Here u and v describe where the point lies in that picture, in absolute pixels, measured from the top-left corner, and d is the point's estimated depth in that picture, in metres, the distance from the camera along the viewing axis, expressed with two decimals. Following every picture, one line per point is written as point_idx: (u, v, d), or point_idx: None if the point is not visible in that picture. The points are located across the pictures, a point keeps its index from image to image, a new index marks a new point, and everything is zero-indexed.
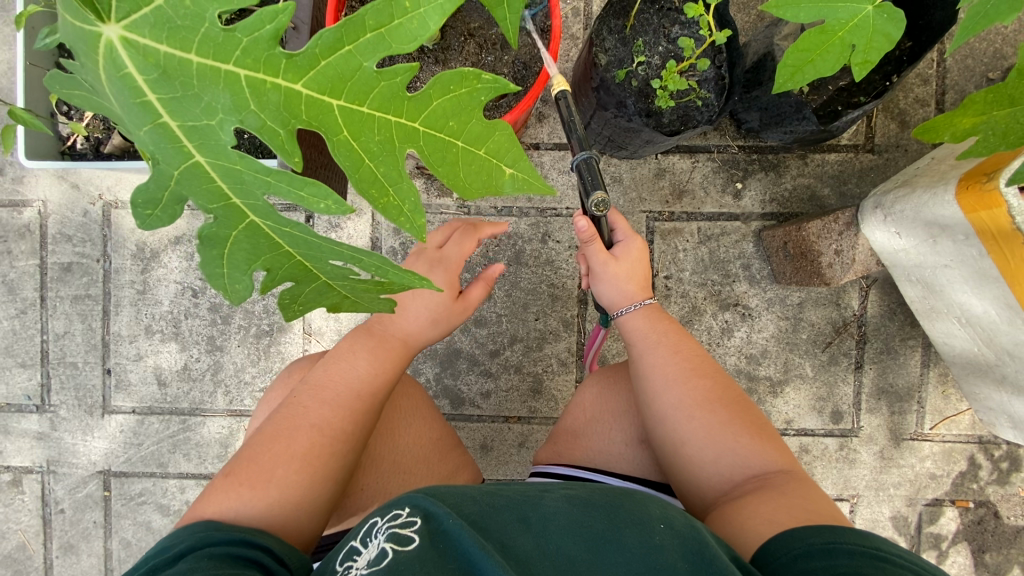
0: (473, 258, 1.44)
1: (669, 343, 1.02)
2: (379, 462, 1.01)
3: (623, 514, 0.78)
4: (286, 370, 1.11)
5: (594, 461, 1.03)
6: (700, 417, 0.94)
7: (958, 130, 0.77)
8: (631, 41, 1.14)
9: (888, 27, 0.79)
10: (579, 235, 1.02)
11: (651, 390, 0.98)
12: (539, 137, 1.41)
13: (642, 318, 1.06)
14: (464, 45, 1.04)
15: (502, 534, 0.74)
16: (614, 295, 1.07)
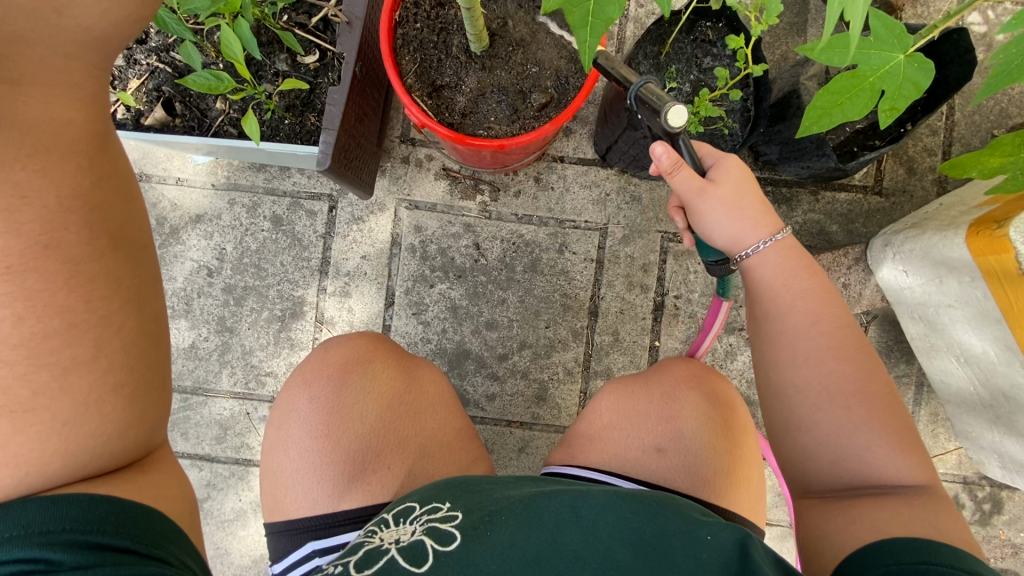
0: (491, 262, 1.46)
1: (818, 309, 0.91)
2: (404, 444, 1.04)
3: (667, 521, 0.79)
4: (318, 346, 1.12)
5: (609, 463, 1.04)
6: (830, 406, 0.86)
7: (986, 167, 0.83)
8: (664, 68, 1.20)
9: (918, 75, 0.85)
10: (662, 164, 0.91)
11: (786, 361, 0.90)
12: (564, 151, 1.46)
13: (789, 276, 0.93)
14: (511, 56, 1.05)
15: (552, 529, 0.79)
16: (728, 235, 0.95)
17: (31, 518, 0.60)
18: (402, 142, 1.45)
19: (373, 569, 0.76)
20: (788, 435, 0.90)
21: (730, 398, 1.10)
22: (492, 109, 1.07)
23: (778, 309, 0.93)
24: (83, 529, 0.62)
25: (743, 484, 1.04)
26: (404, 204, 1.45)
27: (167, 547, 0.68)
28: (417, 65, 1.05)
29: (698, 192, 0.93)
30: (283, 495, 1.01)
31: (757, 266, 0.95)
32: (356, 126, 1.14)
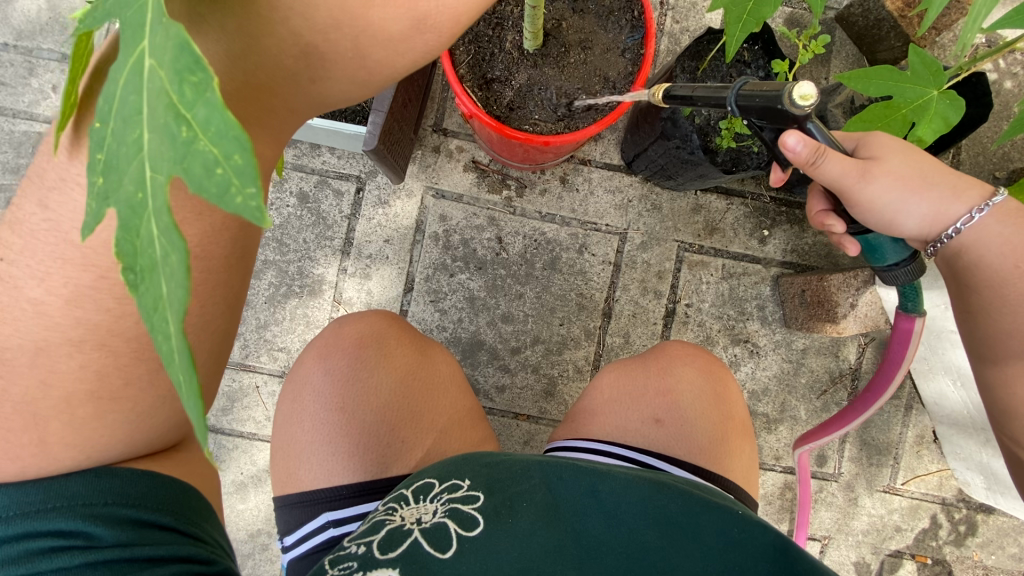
0: (511, 256, 1.49)
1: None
2: (418, 419, 1.04)
3: (691, 499, 0.82)
4: (338, 321, 1.10)
5: (610, 436, 1.02)
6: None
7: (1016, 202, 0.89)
8: (700, 83, 1.23)
9: (948, 112, 0.92)
10: (800, 159, 0.79)
11: (1018, 366, 0.92)
12: (592, 155, 1.49)
13: (1022, 256, 0.87)
14: (563, 56, 1.09)
15: (574, 515, 0.80)
16: (916, 215, 0.88)
17: (80, 494, 0.72)
18: (434, 132, 1.47)
19: (398, 554, 0.75)
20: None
21: (726, 374, 1.09)
22: (538, 105, 1.11)
23: (1009, 305, 0.90)
24: (125, 506, 0.73)
25: (739, 456, 1.03)
26: (431, 192, 1.47)
27: (199, 522, 0.80)
28: (469, 55, 1.09)
29: (862, 178, 0.85)
30: (297, 469, 1.01)
31: (977, 248, 0.89)
32: (401, 110, 1.19)
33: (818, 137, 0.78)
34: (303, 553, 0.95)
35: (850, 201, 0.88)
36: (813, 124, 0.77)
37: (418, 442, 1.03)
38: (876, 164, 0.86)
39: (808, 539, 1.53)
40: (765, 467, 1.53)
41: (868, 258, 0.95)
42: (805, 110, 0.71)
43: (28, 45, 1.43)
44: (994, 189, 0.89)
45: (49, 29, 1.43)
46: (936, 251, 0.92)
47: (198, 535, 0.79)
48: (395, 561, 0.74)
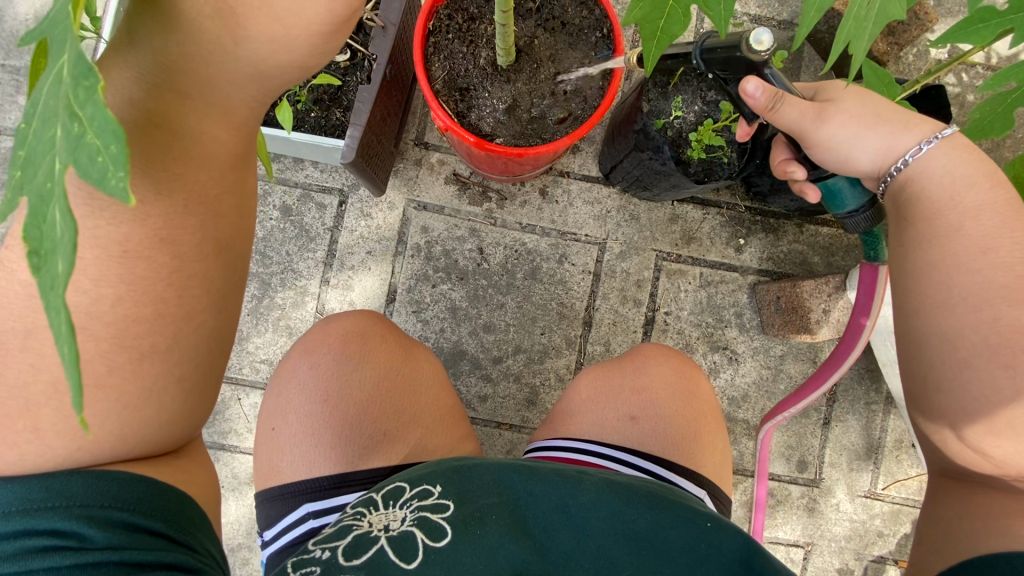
0: (492, 267, 1.51)
1: (992, 232, 0.73)
2: (401, 413, 1.05)
3: (662, 511, 0.82)
4: (326, 318, 1.11)
5: (588, 434, 1.04)
6: (985, 362, 0.70)
7: None
8: (672, 96, 1.28)
9: None
10: (753, 102, 0.86)
11: (937, 303, 0.74)
12: (570, 167, 1.53)
13: (958, 187, 0.77)
14: (534, 72, 1.13)
15: (542, 531, 0.79)
16: (872, 150, 0.84)
17: (75, 495, 0.63)
18: (415, 145, 1.50)
19: (362, 562, 0.74)
20: (932, 393, 0.76)
21: (699, 373, 1.11)
22: (511, 119, 1.15)
23: (940, 234, 0.75)
24: (116, 509, 0.64)
25: (713, 451, 1.05)
26: (413, 204, 1.50)
27: (191, 530, 0.71)
28: (444, 73, 1.13)
29: (819, 118, 0.85)
30: (278, 460, 1.01)
31: (920, 180, 0.79)
32: (381, 124, 1.22)
33: (773, 81, 0.85)
34: (280, 548, 0.94)
35: (808, 143, 0.88)
36: (771, 69, 0.84)
37: (399, 435, 1.03)
38: (831, 104, 0.86)
39: (791, 546, 1.54)
40: (747, 474, 1.54)
41: (830, 207, 0.98)
42: (761, 52, 0.79)
43: (15, 63, 1.46)
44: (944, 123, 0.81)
45: None
46: (886, 188, 0.84)
47: (187, 542, 0.70)
48: (359, 569, 0.73)
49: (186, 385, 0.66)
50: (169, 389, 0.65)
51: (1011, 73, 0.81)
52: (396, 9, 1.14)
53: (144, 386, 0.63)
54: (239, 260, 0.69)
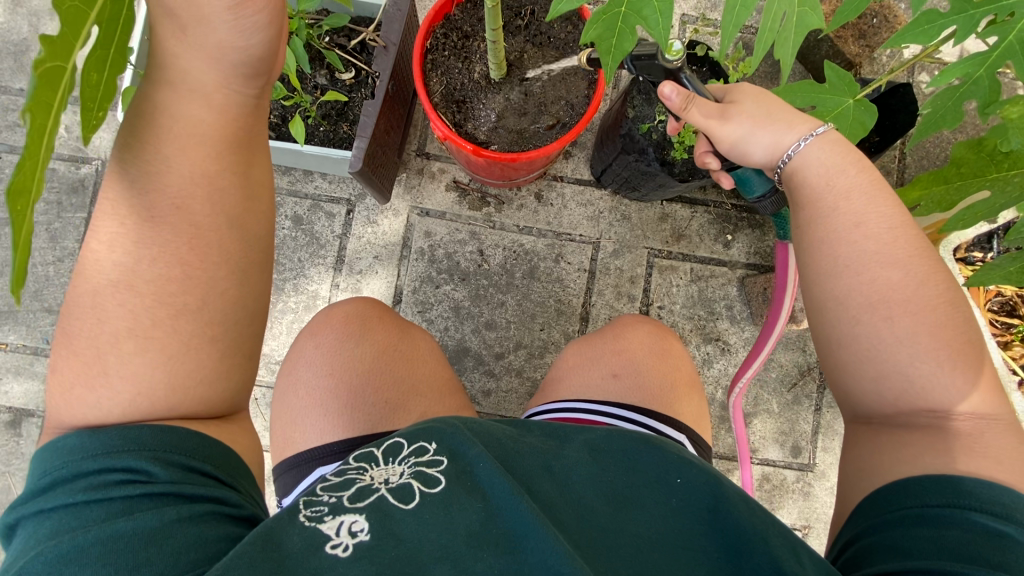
0: (492, 267, 1.59)
1: (864, 209, 0.83)
2: (400, 382, 1.14)
3: (638, 468, 0.86)
4: (331, 304, 1.22)
5: (575, 394, 1.20)
6: (870, 317, 0.80)
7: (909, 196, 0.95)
8: (655, 101, 1.34)
9: (865, 116, 1.04)
10: (671, 107, 0.97)
11: (826, 271, 0.84)
12: (564, 171, 1.62)
13: (833, 175, 0.87)
14: (523, 83, 1.23)
15: (528, 480, 0.82)
16: (762, 147, 0.94)
17: (145, 439, 0.71)
18: (417, 155, 1.60)
19: (366, 504, 0.77)
20: (834, 348, 0.84)
21: (672, 336, 1.30)
22: (503, 127, 1.24)
23: (822, 213, 0.86)
24: (178, 451, 0.72)
25: (688, 402, 1.20)
26: (416, 211, 1.59)
27: (236, 477, 0.79)
28: (441, 87, 1.23)
29: (722, 117, 0.97)
30: (293, 432, 1.10)
31: (802, 170, 0.90)
32: (383, 136, 1.31)
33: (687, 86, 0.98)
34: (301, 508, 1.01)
35: (716, 139, 1.00)
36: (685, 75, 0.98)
37: (402, 404, 1.11)
38: (733, 106, 0.97)
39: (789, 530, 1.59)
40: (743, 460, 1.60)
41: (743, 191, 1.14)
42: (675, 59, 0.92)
43: None
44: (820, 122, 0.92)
45: None
46: (780, 176, 0.95)
47: (234, 485, 0.78)
48: (363, 509, 0.76)
49: (220, 345, 0.78)
50: (205, 350, 0.77)
51: (957, 69, 0.90)
52: (395, 29, 1.24)
53: (182, 341, 0.75)
54: (252, 238, 0.81)
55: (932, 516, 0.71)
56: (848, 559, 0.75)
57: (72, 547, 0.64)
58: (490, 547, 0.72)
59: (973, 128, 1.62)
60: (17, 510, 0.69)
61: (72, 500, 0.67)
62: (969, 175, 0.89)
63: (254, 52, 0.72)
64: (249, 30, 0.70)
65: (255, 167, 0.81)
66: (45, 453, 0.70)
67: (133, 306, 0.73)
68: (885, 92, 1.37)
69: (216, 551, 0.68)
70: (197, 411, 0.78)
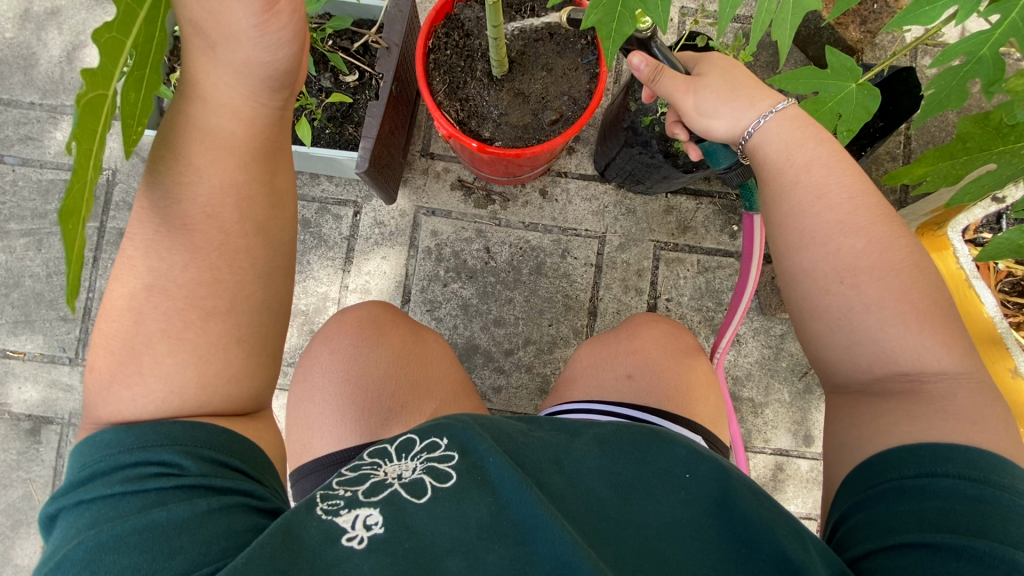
0: (499, 264, 1.60)
1: (823, 180, 0.85)
2: (416, 385, 1.15)
3: (647, 461, 0.86)
4: (343, 310, 1.23)
5: (590, 394, 1.20)
6: (838, 286, 0.81)
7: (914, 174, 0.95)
8: (656, 94, 1.34)
9: (867, 101, 1.04)
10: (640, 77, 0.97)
11: (794, 243, 0.85)
12: (567, 167, 1.62)
13: (794, 148, 0.88)
14: (523, 79, 1.24)
15: (537, 473, 0.83)
16: (725, 122, 0.94)
17: (178, 434, 0.73)
18: (422, 156, 1.61)
19: (380, 498, 0.77)
20: (807, 321, 0.86)
21: (685, 334, 1.30)
22: (506, 123, 1.25)
23: (784, 187, 0.87)
24: (208, 446, 0.74)
25: (704, 402, 1.20)
26: (422, 210, 1.60)
27: (264, 472, 0.80)
28: (443, 85, 1.24)
29: (687, 91, 0.96)
30: (310, 437, 1.12)
31: (761, 146, 0.91)
32: (389, 137, 1.33)
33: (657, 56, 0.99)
34: None
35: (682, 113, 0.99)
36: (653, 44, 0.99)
37: (415, 406, 1.12)
38: (699, 79, 0.96)
39: (804, 519, 1.58)
40: (755, 450, 1.59)
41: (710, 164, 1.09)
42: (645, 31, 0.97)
43: (53, 102, 1.60)
44: (782, 98, 0.93)
45: (71, 87, 1.60)
46: (743, 151, 0.95)
47: (261, 479, 0.79)
48: (377, 503, 0.76)
49: (246, 346, 0.79)
50: (233, 351, 0.78)
51: (958, 49, 0.90)
52: (397, 29, 1.26)
53: (211, 343, 0.76)
54: (277, 245, 0.82)
55: (913, 487, 0.70)
56: (839, 538, 0.74)
57: (110, 537, 0.65)
58: (501, 540, 0.73)
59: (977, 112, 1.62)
60: (58, 502, 0.70)
61: (110, 492, 0.68)
62: (975, 149, 0.88)
63: (280, 66, 0.74)
64: (275, 44, 0.71)
65: (282, 175, 0.83)
66: (84, 447, 0.72)
67: (166, 309, 0.75)
68: (889, 76, 1.37)
69: (245, 540, 0.69)
70: (226, 409, 0.79)
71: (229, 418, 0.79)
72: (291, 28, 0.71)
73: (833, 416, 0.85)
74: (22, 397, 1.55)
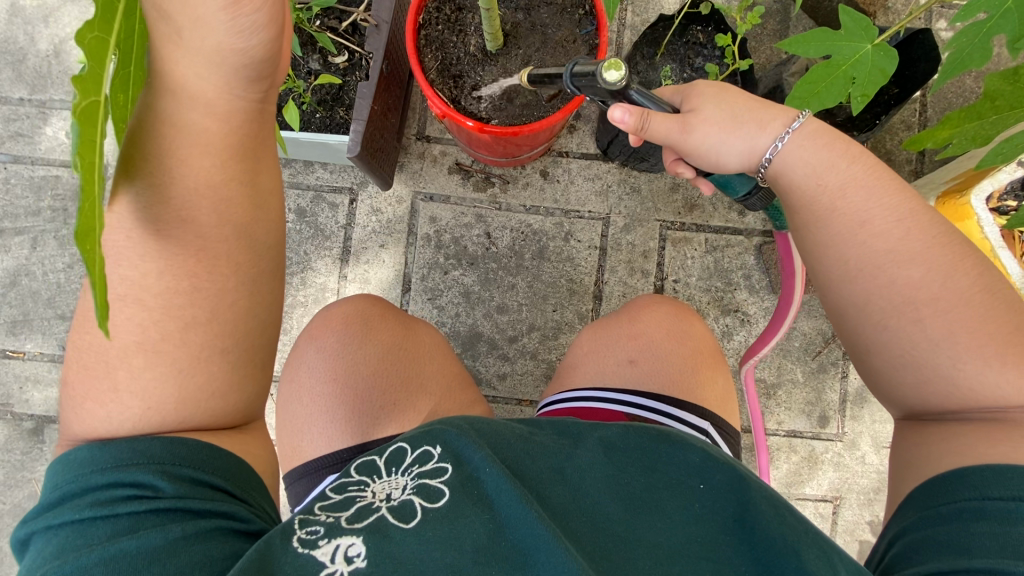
0: (501, 250, 1.56)
1: (865, 205, 0.82)
2: (408, 381, 1.13)
3: (656, 473, 0.83)
4: (327, 306, 1.20)
5: (592, 379, 1.17)
6: (897, 321, 0.80)
7: (937, 138, 0.90)
8: (659, 66, 1.32)
9: (884, 63, 0.97)
10: (630, 129, 0.88)
11: (837, 275, 0.85)
12: (568, 146, 1.57)
13: (822, 173, 0.84)
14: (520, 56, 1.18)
15: (539, 486, 0.80)
16: (737, 154, 0.89)
17: (154, 452, 0.70)
18: (417, 139, 1.56)
19: (364, 525, 0.74)
20: (864, 357, 0.86)
21: (692, 317, 1.24)
22: (506, 102, 1.19)
23: (818, 218, 0.85)
24: (184, 463, 0.71)
25: (713, 386, 1.15)
26: (420, 196, 1.56)
27: (246, 489, 0.77)
28: (437, 63, 1.19)
29: (684, 132, 0.89)
30: (300, 441, 1.09)
31: (784, 174, 0.87)
32: (381, 119, 1.28)
33: (643, 103, 0.86)
34: None
35: (682, 151, 0.92)
36: (634, 90, 0.84)
37: (407, 404, 1.10)
38: (693, 114, 0.89)
39: (820, 501, 1.54)
40: (768, 433, 1.56)
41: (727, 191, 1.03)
42: (618, 83, 0.79)
43: (40, 97, 1.56)
44: (795, 113, 0.87)
45: (58, 81, 1.56)
46: (764, 179, 0.91)
47: (245, 498, 0.76)
48: (360, 532, 0.73)
49: (229, 359, 0.76)
50: (215, 363, 0.75)
51: (979, 4, 0.84)
52: (386, 6, 1.20)
53: (191, 355, 0.73)
54: (261, 245, 0.79)
55: (992, 511, 0.67)
56: (893, 555, 0.72)
57: (74, 567, 0.62)
58: (498, 564, 0.70)
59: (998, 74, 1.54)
60: (29, 525, 0.67)
61: (78, 517, 0.65)
62: (1004, 109, 0.83)
63: (254, 53, 0.67)
64: (248, 28, 0.64)
65: (264, 176, 0.78)
66: (56, 466, 0.69)
67: (142, 320, 0.71)
68: (905, 39, 1.29)
69: (223, 568, 0.66)
70: (212, 424, 0.76)
71: (212, 432, 0.76)
72: (265, 10, 0.64)
73: (910, 436, 0.82)
74: (24, 398, 1.54)
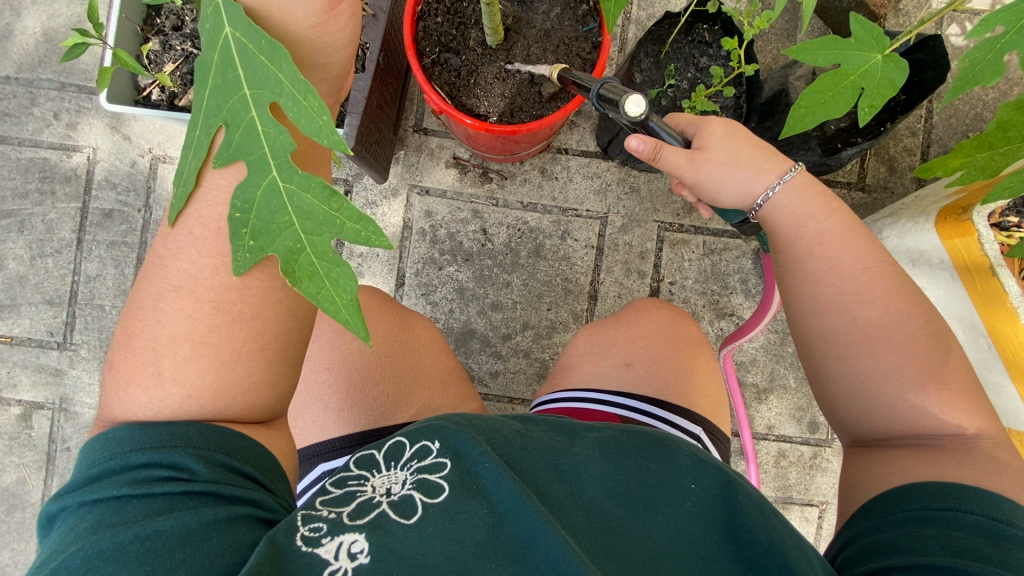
0: (496, 246, 1.54)
1: (838, 252, 0.85)
2: (403, 375, 1.12)
3: (649, 473, 0.83)
4: None
5: (586, 383, 1.16)
6: (856, 354, 0.83)
7: (949, 166, 0.92)
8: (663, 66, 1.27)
9: (893, 75, 0.93)
10: (641, 157, 0.92)
11: (810, 312, 0.87)
12: (568, 143, 1.54)
13: (803, 220, 0.89)
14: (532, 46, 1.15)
15: (536, 478, 0.80)
16: (733, 195, 0.94)
17: (191, 436, 0.68)
18: (414, 132, 1.53)
19: (367, 520, 0.73)
20: (823, 384, 0.87)
21: (690, 323, 1.24)
22: (502, 97, 1.17)
23: (797, 258, 0.88)
24: (221, 450, 0.69)
25: (706, 394, 1.15)
26: (415, 190, 1.53)
27: (275, 480, 0.74)
28: (439, 61, 1.16)
29: (691, 165, 0.93)
30: (295, 427, 1.09)
31: (772, 218, 0.92)
32: (377, 112, 1.26)
33: (658, 134, 0.91)
34: None
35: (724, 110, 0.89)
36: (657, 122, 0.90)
37: (406, 394, 1.10)
38: (700, 152, 0.93)
39: (804, 505, 1.56)
40: (759, 437, 1.56)
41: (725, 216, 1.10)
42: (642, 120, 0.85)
43: (28, 77, 1.52)
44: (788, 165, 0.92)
45: (45, 60, 1.52)
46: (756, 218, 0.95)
47: (271, 488, 0.73)
48: (364, 527, 0.72)
49: (269, 352, 0.74)
50: (255, 357, 0.73)
51: (998, 18, 0.80)
52: None
53: (231, 346, 0.72)
54: None
55: (934, 518, 0.69)
56: (842, 559, 0.73)
57: (111, 544, 0.61)
58: (500, 556, 0.71)
59: (1005, 85, 1.52)
60: (62, 500, 0.66)
61: (119, 492, 0.64)
62: (1015, 139, 0.85)
63: (334, 68, 0.76)
64: (329, 48, 0.74)
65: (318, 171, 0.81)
66: (95, 443, 0.68)
67: (191, 311, 0.71)
68: (913, 46, 1.28)
69: (247, 556, 0.65)
70: (242, 415, 0.74)
71: (244, 423, 0.74)
72: (347, 31, 0.74)
73: None
74: (12, 382, 1.52)
